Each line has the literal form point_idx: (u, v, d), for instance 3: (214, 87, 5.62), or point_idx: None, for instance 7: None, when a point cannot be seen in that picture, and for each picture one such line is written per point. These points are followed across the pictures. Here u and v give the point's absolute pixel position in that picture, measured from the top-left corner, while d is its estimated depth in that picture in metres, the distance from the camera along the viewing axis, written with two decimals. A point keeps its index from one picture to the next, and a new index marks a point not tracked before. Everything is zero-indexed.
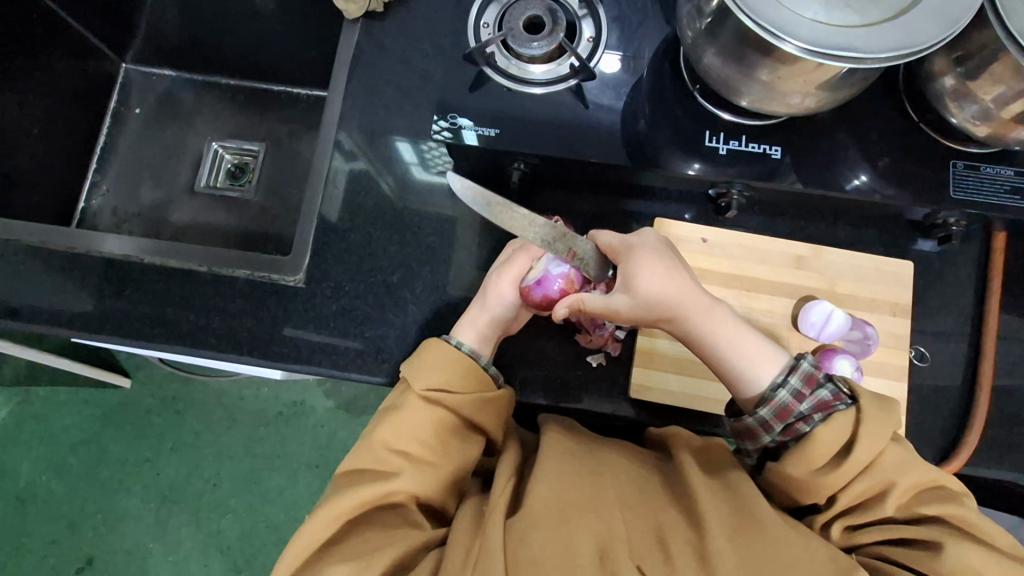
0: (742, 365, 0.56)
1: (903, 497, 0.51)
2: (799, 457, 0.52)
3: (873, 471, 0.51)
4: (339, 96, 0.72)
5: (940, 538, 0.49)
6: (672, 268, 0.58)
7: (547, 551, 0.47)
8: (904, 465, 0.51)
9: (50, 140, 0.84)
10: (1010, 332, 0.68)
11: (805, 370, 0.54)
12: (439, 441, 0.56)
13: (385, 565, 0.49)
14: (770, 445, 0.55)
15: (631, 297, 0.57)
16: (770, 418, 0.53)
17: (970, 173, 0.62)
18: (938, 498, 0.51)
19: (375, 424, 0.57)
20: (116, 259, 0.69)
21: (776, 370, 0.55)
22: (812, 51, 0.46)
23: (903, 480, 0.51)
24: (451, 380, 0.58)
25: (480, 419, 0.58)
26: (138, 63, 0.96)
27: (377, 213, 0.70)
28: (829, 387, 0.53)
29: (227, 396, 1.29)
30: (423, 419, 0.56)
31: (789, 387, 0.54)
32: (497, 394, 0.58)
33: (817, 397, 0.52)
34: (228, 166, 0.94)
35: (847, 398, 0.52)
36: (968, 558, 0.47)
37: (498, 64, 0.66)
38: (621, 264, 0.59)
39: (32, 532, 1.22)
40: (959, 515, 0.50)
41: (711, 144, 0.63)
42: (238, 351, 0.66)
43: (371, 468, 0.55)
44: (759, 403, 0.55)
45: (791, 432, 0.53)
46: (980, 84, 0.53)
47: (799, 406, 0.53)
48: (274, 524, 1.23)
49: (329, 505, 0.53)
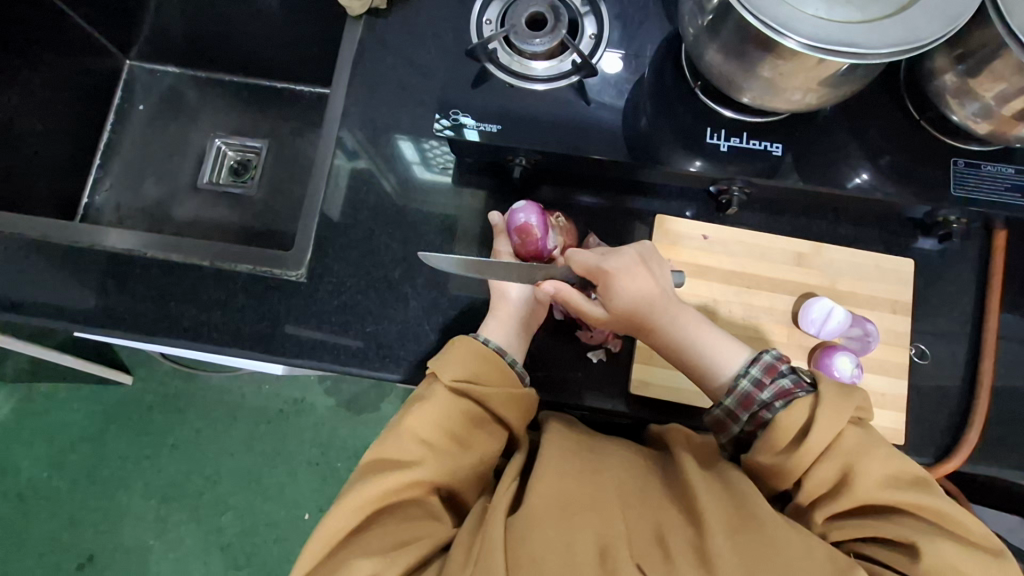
0: (709, 360, 0.58)
1: (874, 481, 0.50)
2: (764, 442, 0.53)
3: (837, 452, 0.51)
4: (342, 94, 0.72)
5: (916, 538, 0.48)
6: (646, 276, 0.57)
7: (547, 551, 0.46)
8: (868, 446, 0.51)
9: (53, 135, 0.84)
10: (1010, 330, 0.68)
11: (767, 361, 0.57)
12: (462, 433, 0.56)
13: (408, 562, 0.49)
14: (740, 433, 0.57)
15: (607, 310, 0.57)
16: (735, 408, 0.57)
17: (971, 171, 0.62)
18: (910, 485, 0.50)
19: (402, 412, 0.57)
20: (118, 253, 0.69)
21: (740, 360, 0.58)
22: (813, 46, 0.46)
23: (869, 462, 0.50)
24: (478, 373, 0.58)
25: (502, 412, 0.58)
26: (144, 60, 0.96)
27: (378, 209, 0.70)
28: (790, 376, 0.55)
29: (228, 393, 1.29)
30: (452, 411, 0.56)
31: (750, 376, 0.56)
32: (524, 391, 0.59)
33: (779, 386, 0.54)
34: (231, 162, 0.95)
35: (808, 385, 0.54)
36: (944, 558, 0.47)
37: (501, 60, 0.66)
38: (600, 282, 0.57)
39: (33, 527, 1.23)
40: (933, 506, 0.49)
41: (712, 141, 0.63)
42: (240, 346, 0.67)
43: (397, 457, 0.55)
44: (725, 394, 0.57)
45: (757, 419, 0.55)
46: (980, 81, 0.53)
47: (761, 394, 0.55)
48: (274, 522, 1.23)
49: (352, 496, 0.53)
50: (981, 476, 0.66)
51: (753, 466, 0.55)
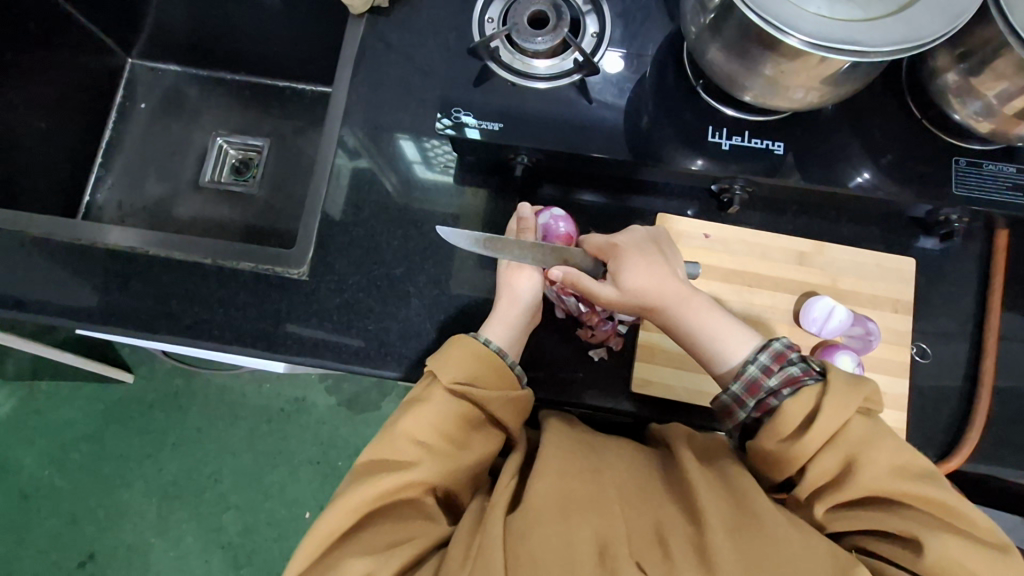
0: (717, 346, 0.58)
1: (879, 473, 0.50)
2: (768, 428, 0.53)
3: (840, 443, 0.51)
4: (344, 93, 0.72)
5: (921, 534, 0.48)
6: (655, 264, 0.60)
7: (547, 549, 0.47)
8: (873, 437, 0.51)
9: (55, 133, 0.84)
10: (1012, 330, 0.68)
11: (776, 349, 0.56)
12: (459, 435, 0.56)
13: (402, 561, 0.49)
14: (746, 420, 0.57)
15: (616, 289, 0.59)
16: (741, 394, 0.56)
17: (972, 170, 0.62)
18: (917, 478, 0.50)
19: (398, 414, 0.56)
20: (119, 251, 0.70)
21: (750, 348, 0.58)
22: (816, 45, 0.46)
23: (875, 454, 0.50)
24: (475, 375, 0.58)
25: (498, 414, 0.58)
26: (146, 59, 0.96)
27: (380, 207, 0.71)
28: (799, 364, 0.55)
29: (229, 391, 1.29)
30: (448, 413, 0.56)
31: (759, 362, 0.56)
32: (521, 393, 0.58)
33: (786, 372, 0.54)
34: (233, 161, 0.95)
35: (816, 373, 0.54)
36: (948, 555, 0.47)
37: (502, 59, 0.66)
38: (610, 263, 0.60)
39: (33, 525, 1.23)
40: (940, 500, 0.49)
41: (714, 140, 0.63)
42: (240, 344, 0.67)
43: (391, 459, 0.54)
44: (733, 380, 0.57)
45: (763, 406, 0.55)
46: (982, 80, 0.53)
47: (769, 380, 0.55)
48: (275, 521, 1.23)
49: (346, 497, 0.52)
50: (982, 475, 0.66)
51: (755, 455, 0.55)
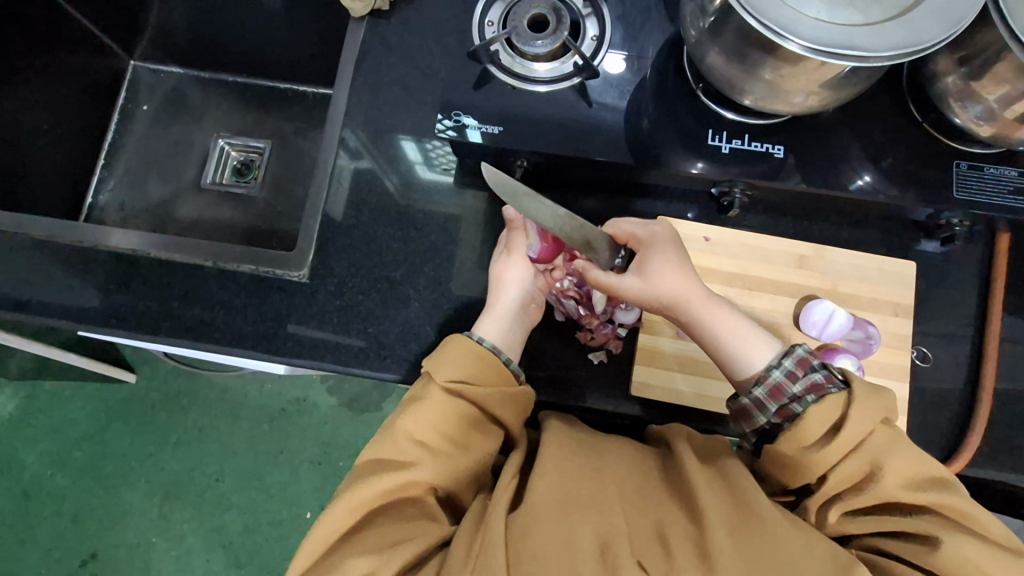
0: (734, 348, 0.58)
1: (892, 479, 0.50)
2: (791, 434, 0.52)
3: (862, 452, 0.51)
4: (345, 96, 0.73)
5: (934, 533, 0.48)
6: (676, 265, 0.60)
7: (551, 548, 0.47)
8: (892, 446, 0.51)
9: (57, 135, 0.85)
10: (1013, 333, 0.68)
11: (799, 355, 0.56)
12: (460, 435, 0.56)
13: (403, 559, 0.50)
14: (766, 426, 0.56)
15: (647, 281, 0.59)
16: (764, 398, 0.56)
17: (973, 174, 0.62)
18: (930, 483, 0.51)
19: (397, 414, 0.56)
20: (121, 253, 0.70)
21: (771, 353, 0.58)
22: (815, 50, 0.46)
23: (892, 462, 0.50)
24: (473, 373, 0.58)
25: (500, 413, 0.58)
26: (149, 62, 0.97)
27: (380, 209, 0.71)
28: (822, 371, 0.55)
29: (231, 391, 1.30)
30: (447, 413, 0.56)
31: (783, 368, 0.56)
32: (519, 391, 0.58)
33: (811, 379, 0.54)
34: (235, 162, 0.95)
35: (839, 381, 0.54)
36: (962, 553, 0.47)
37: (503, 62, 0.66)
38: (642, 252, 0.61)
39: (37, 524, 1.23)
40: (953, 504, 0.49)
41: (713, 143, 0.63)
42: (240, 345, 0.67)
43: (392, 458, 0.54)
44: (755, 383, 0.57)
45: (784, 412, 0.54)
46: (983, 84, 0.53)
47: (793, 386, 0.55)
48: (277, 520, 1.24)
49: (348, 495, 0.53)
50: (983, 479, 0.66)
51: (768, 459, 0.54)
